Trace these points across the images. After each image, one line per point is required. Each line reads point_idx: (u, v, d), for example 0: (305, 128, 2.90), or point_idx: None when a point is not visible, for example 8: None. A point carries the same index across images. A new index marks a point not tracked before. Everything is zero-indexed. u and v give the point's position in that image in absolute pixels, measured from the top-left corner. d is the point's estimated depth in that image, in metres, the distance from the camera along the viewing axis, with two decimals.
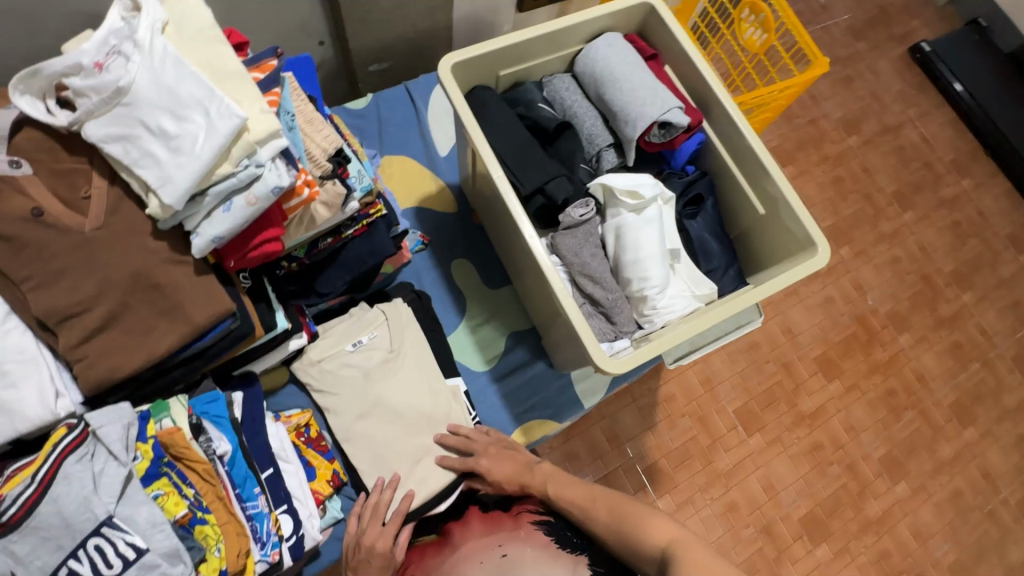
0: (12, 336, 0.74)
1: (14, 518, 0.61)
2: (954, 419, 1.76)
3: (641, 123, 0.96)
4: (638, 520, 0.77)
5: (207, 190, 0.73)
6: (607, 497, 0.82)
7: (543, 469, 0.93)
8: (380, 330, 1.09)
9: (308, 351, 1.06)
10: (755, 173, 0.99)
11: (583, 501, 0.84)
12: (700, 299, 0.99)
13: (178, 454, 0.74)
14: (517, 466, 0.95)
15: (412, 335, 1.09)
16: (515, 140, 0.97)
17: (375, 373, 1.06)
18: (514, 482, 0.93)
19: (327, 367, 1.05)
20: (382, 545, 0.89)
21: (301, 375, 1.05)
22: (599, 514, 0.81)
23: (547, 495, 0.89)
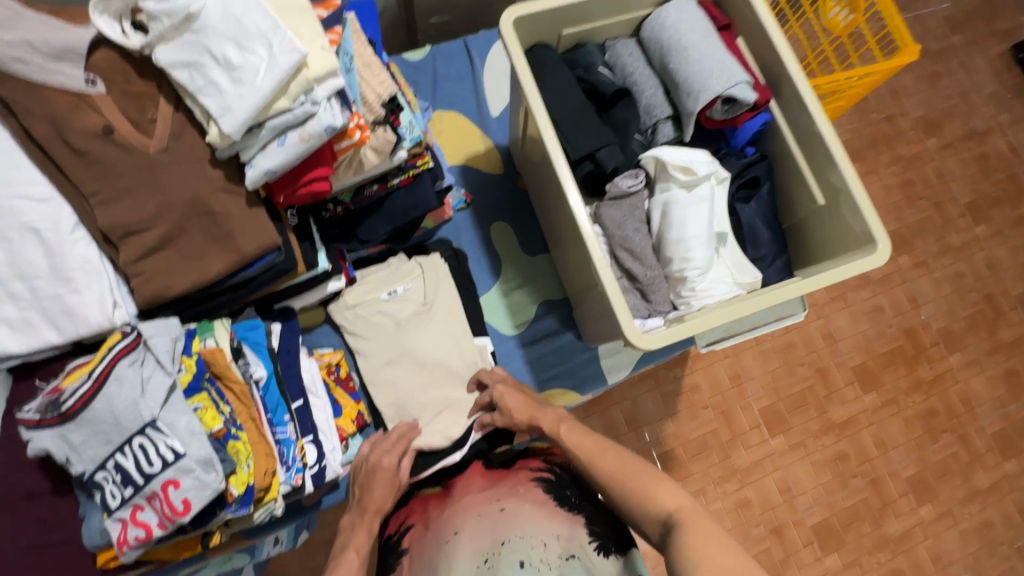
0: (79, 246, 0.79)
1: (71, 409, 0.67)
2: (997, 449, 1.66)
3: (704, 97, 0.91)
4: (644, 485, 0.73)
5: (264, 122, 0.74)
6: (617, 450, 0.79)
7: (554, 411, 0.91)
8: (415, 282, 1.11)
9: (345, 295, 1.09)
10: (820, 160, 0.93)
11: (591, 449, 0.81)
12: (742, 287, 0.96)
13: (218, 373, 0.79)
14: (523, 401, 0.95)
15: (446, 290, 1.11)
16: (570, 102, 0.94)
17: (407, 322, 1.08)
18: (521, 415, 0.94)
19: (361, 312, 1.08)
20: (387, 463, 0.92)
21: (337, 317, 1.08)
22: (604, 463, 0.78)
23: (558, 433, 0.87)
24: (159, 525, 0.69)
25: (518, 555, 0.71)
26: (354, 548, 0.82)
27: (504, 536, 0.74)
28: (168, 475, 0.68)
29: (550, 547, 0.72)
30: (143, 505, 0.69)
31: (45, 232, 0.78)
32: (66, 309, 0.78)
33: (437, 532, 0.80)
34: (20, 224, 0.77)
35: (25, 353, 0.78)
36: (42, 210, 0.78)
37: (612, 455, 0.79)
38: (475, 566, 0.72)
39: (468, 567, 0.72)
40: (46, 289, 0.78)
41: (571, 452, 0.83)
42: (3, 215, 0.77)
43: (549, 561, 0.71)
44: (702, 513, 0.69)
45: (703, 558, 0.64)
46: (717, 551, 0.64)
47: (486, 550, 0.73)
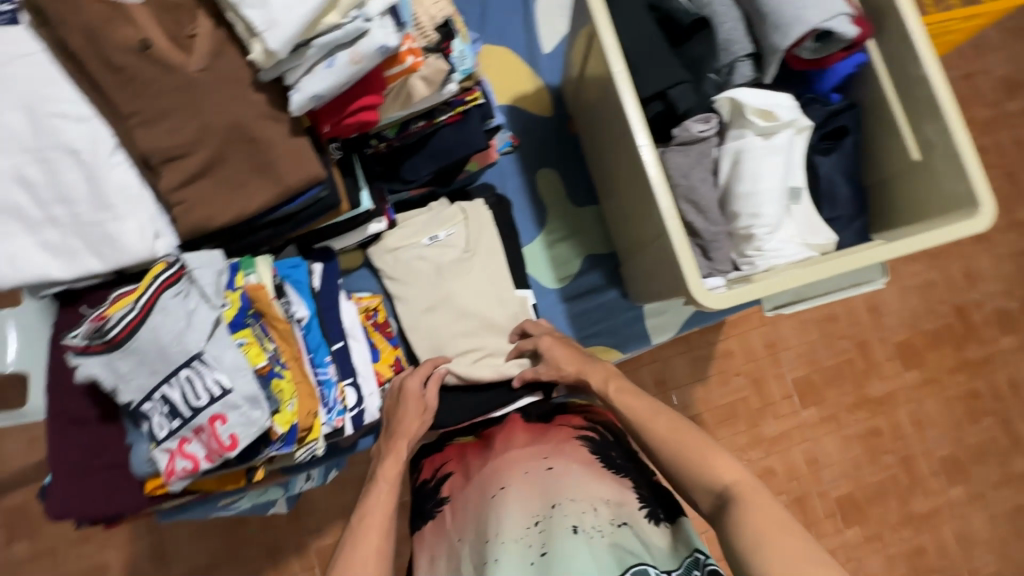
0: (118, 171, 0.76)
1: (117, 337, 0.65)
2: None
3: (796, 31, 0.80)
4: (699, 454, 0.68)
5: (311, 41, 0.68)
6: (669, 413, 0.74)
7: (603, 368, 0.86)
8: (457, 228, 1.05)
9: (386, 238, 1.05)
10: (921, 110, 0.83)
11: (641, 412, 0.76)
12: (814, 249, 0.88)
13: (262, 309, 0.76)
14: (569, 354, 0.91)
15: (490, 237, 1.05)
16: (641, 34, 0.85)
17: (448, 270, 1.04)
18: (567, 367, 0.90)
19: (402, 257, 1.04)
20: (412, 387, 0.90)
21: (377, 262, 1.05)
22: (655, 428, 0.73)
23: (607, 391, 0.82)
24: (206, 458, 0.68)
25: (569, 519, 0.67)
26: (383, 476, 0.78)
27: (554, 498, 0.71)
28: (215, 410, 0.67)
29: (602, 512, 0.68)
30: (190, 437, 0.67)
31: (82, 153, 0.74)
32: (109, 237, 0.76)
33: (482, 485, 0.78)
34: (59, 144, 0.74)
35: (68, 280, 0.77)
36: (80, 130, 0.74)
37: (664, 417, 0.74)
38: (526, 526, 0.70)
39: (517, 527, 0.70)
40: (88, 215, 0.75)
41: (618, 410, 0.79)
42: (42, 134, 0.74)
43: (600, 526, 0.67)
44: (764, 491, 0.63)
45: (770, 540, 0.58)
46: (783, 531, 0.59)
47: (537, 512, 0.71)
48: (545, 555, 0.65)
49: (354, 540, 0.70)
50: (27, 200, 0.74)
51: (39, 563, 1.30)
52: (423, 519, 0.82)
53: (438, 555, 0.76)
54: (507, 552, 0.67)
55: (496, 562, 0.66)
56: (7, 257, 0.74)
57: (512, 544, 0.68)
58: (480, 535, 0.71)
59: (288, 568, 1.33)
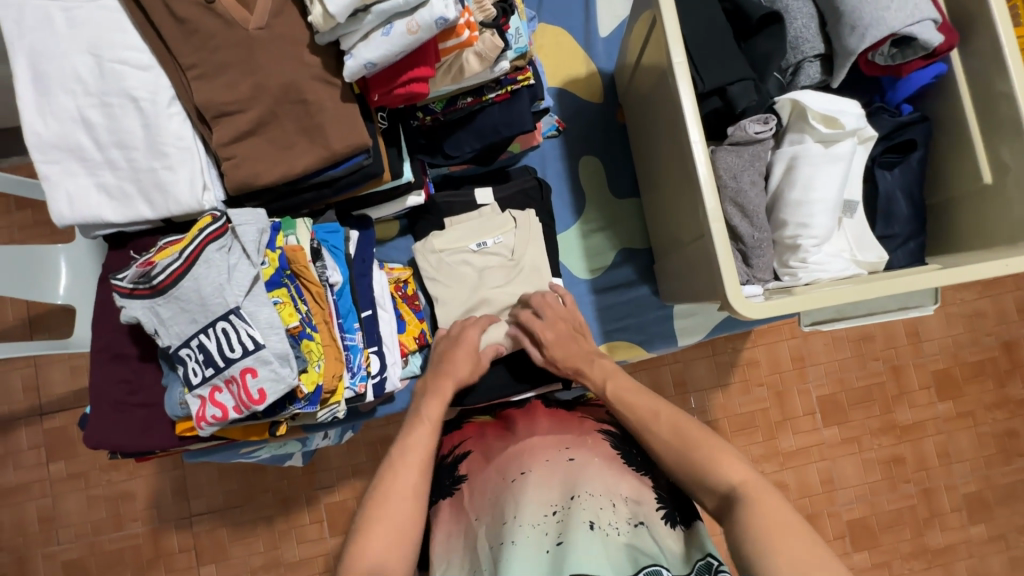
0: (174, 122, 0.78)
1: (162, 284, 0.68)
2: None
3: (874, 34, 0.75)
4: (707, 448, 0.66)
5: (370, 7, 0.68)
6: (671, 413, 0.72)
7: (601, 364, 0.86)
8: (505, 236, 1.04)
9: (432, 238, 1.03)
10: (998, 130, 0.77)
11: (642, 414, 0.74)
12: (862, 267, 0.84)
13: (298, 271, 0.78)
14: (575, 350, 0.90)
15: (537, 247, 1.04)
16: (706, 25, 0.82)
17: (492, 275, 1.03)
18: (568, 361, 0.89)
19: (446, 259, 1.02)
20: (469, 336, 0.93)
21: (420, 260, 1.03)
22: (657, 429, 0.71)
23: (603, 392, 0.82)
24: (235, 409, 0.70)
25: (587, 514, 0.67)
26: (427, 415, 0.79)
27: (574, 490, 0.70)
28: (247, 363, 0.68)
29: (619, 509, 0.69)
30: (221, 387, 0.70)
31: (143, 101, 0.77)
32: (159, 185, 0.78)
33: (503, 467, 0.79)
34: (120, 89, 0.76)
35: (120, 223, 0.80)
36: (142, 78, 0.77)
37: (666, 420, 0.72)
38: (544, 514, 0.69)
39: (535, 514, 0.69)
40: (142, 162, 0.78)
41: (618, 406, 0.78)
42: (105, 78, 0.76)
43: (617, 524, 0.67)
44: (773, 492, 0.61)
45: (776, 543, 0.57)
46: (792, 534, 0.57)
47: (555, 502, 0.70)
48: (560, 544, 0.64)
49: (392, 471, 0.71)
50: (87, 141, 0.77)
51: (73, 483, 1.39)
52: (441, 495, 0.82)
53: (454, 533, 0.76)
54: (524, 536, 0.66)
55: (513, 543, 0.65)
56: (68, 196, 0.78)
57: (529, 530, 0.67)
58: (497, 517, 0.71)
59: (298, 518, 1.39)
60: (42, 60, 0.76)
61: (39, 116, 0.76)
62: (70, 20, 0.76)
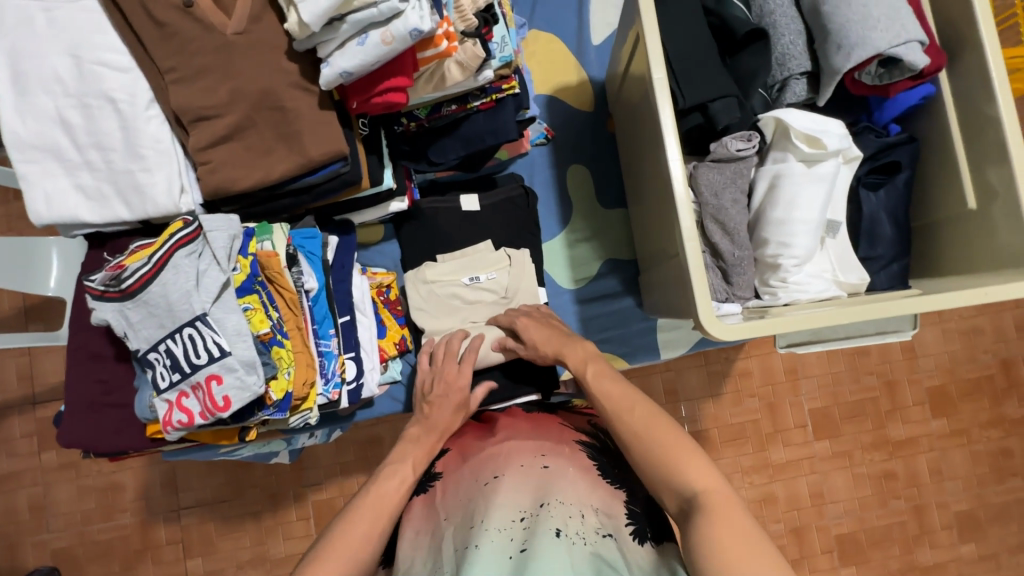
0: (152, 124, 0.78)
1: (131, 288, 0.68)
2: None
3: (860, 53, 0.74)
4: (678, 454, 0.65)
5: (345, 16, 0.67)
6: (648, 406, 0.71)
7: (581, 347, 0.84)
8: (499, 273, 1.03)
9: (425, 269, 1.03)
10: (985, 152, 0.76)
11: (619, 402, 0.73)
12: (842, 288, 0.83)
13: (271, 277, 0.78)
14: (551, 334, 0.89)
15: (528, 288, 1.03)
16: (690, 37, 0.80)
17: (480, 311, 1.02)
18: (547, 348, 0.88)
19: (436, 291, 1.02)
20: (455, 378, 0.90)
21: (410, 291, 1.03)
22: (631, 419, 0.70)
23: (584, 374, 0.79)
24: (201, 415, 0.70)
25: (554, 521, 0.66)
26: (410, 460, 0.80)
27: (544, 497, 0.70)
28: (213, 370, 0.68)
29: (588, 520, 0.68)
30: (188, 392, 0.69)
31: (121, 103, 0.77)
32: (137, 187, 0.78)
33: (475, 471, 0.78)
34: (100, 91, 0.76)
35: (98, 224, 0.80)
36: (121, 80, 0.76)
37: (641, 413, 0.71)
38: (512, 519, 0.68)
39: (503, 518, 0.68)
40: (120, 163, 0.78)
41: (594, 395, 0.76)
42: (84, 80, 0.76)
43: (585, 533, 0.66)
44: (734, 505, 0.59)
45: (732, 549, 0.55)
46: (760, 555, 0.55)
47: (525, 508, 0.70)
48: (524, 550, 0.63)
49: (358, 515, 0.70)
50: (67, 142, 0.78)
51: (63, 473, 1.40)
52: (414, 491, 0.81)
53: (421, 531, 0.74)
54: (489, 541, 0.65)
55: (476, 547, 0.64)
56: (46, 196, 0.78)
57: (495, 534, 0.66)
58: (466, 519, 0.70)
59: (285, 514, 1.39)
60: (22, 60, 0.76)
61: (19, 116, 0.77)
62: (52, 21, 0.76)
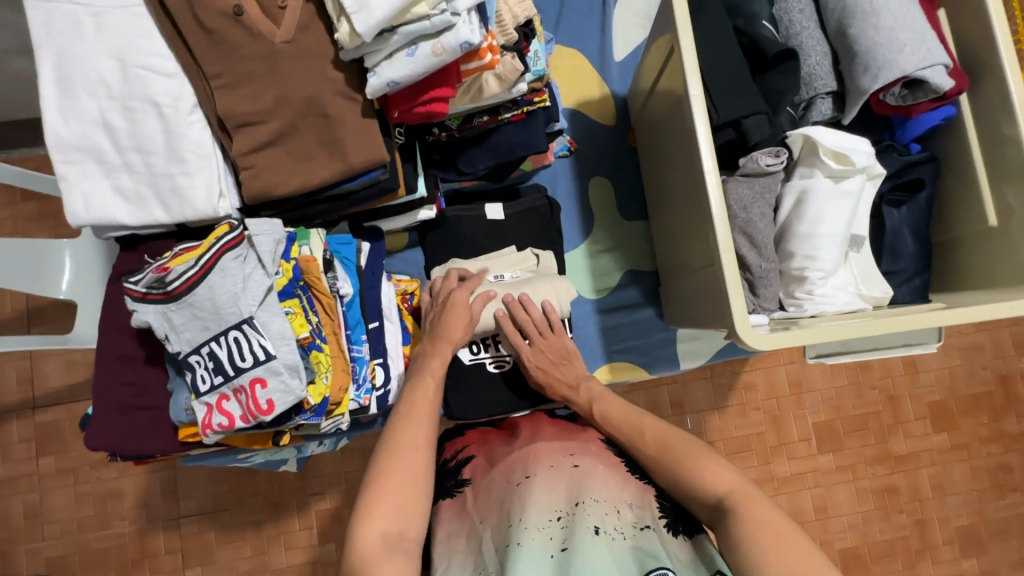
0: (194, 129, 0.78)
1: (176, 291, 0.68)
2: None
3: (887, 75, 0.77)
4: (693, 459, 0.68)
5: (397, 28, 0.69)
6: (657, 432, 0.74)
7: (588, 387, 0.87)
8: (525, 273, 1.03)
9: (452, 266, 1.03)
10: (1006, 173, 0.79)
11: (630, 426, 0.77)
12: (866, 301, 0.85)
13: (310, 283, 0.79)
14: (561, 375, 0.91)
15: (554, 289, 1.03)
16: (723, 57, 0.83)
17: None
18: (553, 390, 0.91)
19: None
20: (460, 298, 0.89)
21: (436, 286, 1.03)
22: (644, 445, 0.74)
23: (592, 414, 0.83)
24: (241, 418, 0.70)
25: (592, 519, 0.67)
26: (429, 369, 0.82)
27: (579, 496, 0.70)
28: (257, 373, 0.69)
29: (624, 515, 0.68)
30: (229, 395, 0.70)
31: (165, 107, 0.77)
32: (176, 190, 0.79)
33: (507, 472, 0.78)
34: (143, 95, 0.77)
35: (134, 226, 0.80)
36: (166, 84, 0.77)
37: (652, 438, 0.74)
38: (549, 518, 0.69)
39: (541, 517, 0.69)
40: (160, 166, 0.79)
41: (609, 429, 0.80)
42: (129, 83, 0.77)
43: (623, 529, 0.67)
44: (760, 500, 0.62)
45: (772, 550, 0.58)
46: (795, 550, 0.57)
47: (560, 508, 0.70)
48: (565, 550, 0.64)
49: (401, 429, 0.72)
50: (108, 144, 0.78)
51: (63, 479, 1.37)
52: (442, 496, 0.82)
53: (455, 532, 0.75)
54: (530, 538, 0.66)
55: (518, 545, 0.66)
56: (84, 197, 0.78)
57: (534, 533, 0.67)
58: (504, 519, 0.71)
59: (288, 524, 1.37)
60: (68, 63, 0.77)
61: (62, 118, 0.77)
62: (98, 25, 0.77)
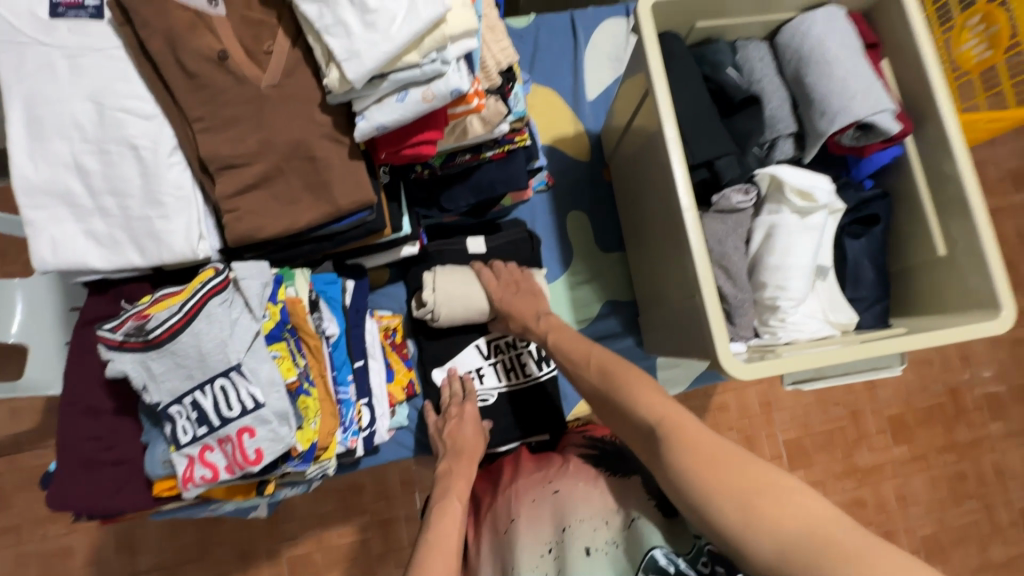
0: (174, 171, 0.77)
1: (158, 338, 0.66)
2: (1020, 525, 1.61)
3: (842, 119, 0.84)
4: (631, 388, 0.71)
5: (387, 75, 0.71)
6: (601, 357, 0.79)
7: (547, 318, 0.92)
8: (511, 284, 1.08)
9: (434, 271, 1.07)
10: (949, 206, 0.86)
11: (578, 356, 0.82)
12: (834, 327, 0.91)
13: (297, 325, 0.77)
14: (524, 306, 0.96)
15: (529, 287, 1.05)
16: (694, 100, 0.88)
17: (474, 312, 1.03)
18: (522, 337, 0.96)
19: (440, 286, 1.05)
20: (469, 410, 0.97)
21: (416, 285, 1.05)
22: (591, 375, 0.79)
23: (547, 341, 0.89)
24: (226, 469, 0.68)
25: (581, 541, 0.69)
26: (456, 492, 0.80)
27: (563, 521, 0.72)
28: (245, 423, 0.67)
29: (612, 523, 0.70)
30: (213, 446, 0.68)
31: (143, 149, 0.76)
32: (153, 233, 0.76)
33: (496, 517, 0.81)
34: (120, 137, 0.75)
35: (105, 270, 0.77)
36: (145, 127, 0.76)
37: (596, 363, 0.79)
38: (541, 553, 0.72)
39: (532, 556, 0.72)
40: (136, 209, 0.76)
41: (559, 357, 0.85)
42: (105, 125, 0.75)
43: (614, 539, 0.69)
44: (690, 422, 0.64)
45: (710, 472, 0.58)
46: (727, 463, 0.58)
47: (549, 538, 0.73)
48: None
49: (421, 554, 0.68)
50: (80, 187, 0.76)
51: (5, 539, 1.26)
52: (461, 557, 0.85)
53: None
54: None
55: None
56: (51, 241, 0.75)
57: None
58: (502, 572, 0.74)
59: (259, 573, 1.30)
60: (38, 105, 0.74)
61: (30, 161, 0.74)
62: (73, 68, 0.76)
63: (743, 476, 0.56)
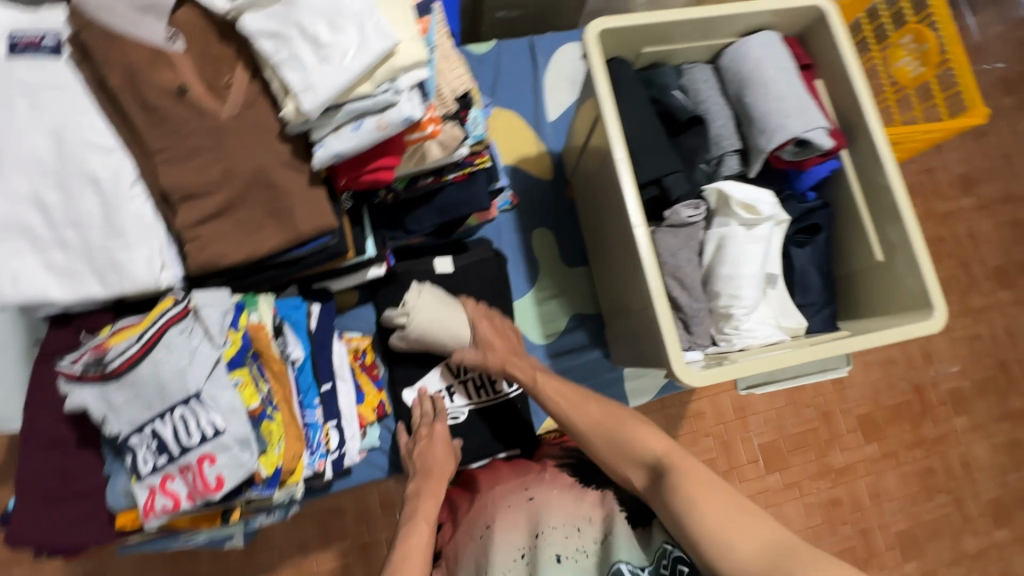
0: (135, 202, 0.78)
1: (117, 369, 0.67)
2: (990, 516, 1.66)
3: (780, 136, 0.89)
4: (632, 426, 0.77)
5: (341, 105, 0.74)
6: (600, 395, 0.85)
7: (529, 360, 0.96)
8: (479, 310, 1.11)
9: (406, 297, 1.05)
10: (884, 215, 0.92)
11: (572, 399, 0.85)
12: (785, 332, 0.95)
13: (260, 350, 0.78)
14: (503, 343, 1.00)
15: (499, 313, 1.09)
16: (642, 121, 0.93)
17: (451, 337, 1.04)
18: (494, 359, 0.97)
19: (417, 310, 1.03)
20: (440, 430, 0.98)
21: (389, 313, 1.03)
22: (590, 410, 0.83)
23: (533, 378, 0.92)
24: (188, 497, 0.68)
25: (553, 547, 0.70)
26: (423, 515, 0.81)
27: (538, 527, 0.73)
28: (206, 450, 0.67)
29: (585, 531, 0.73)
30: (174, 474, 0.68)
31: (104, 182, 0.77)
32: (115, 264, 0.77)
33: (471, 525, 0.81)
34: (80, 171, 0.76)
35: (67, 303, 0.77)
36: (105, 159, 0.77)
37: (594, 398, 0.85)
38: (514, 558, 0.73)
39: (503, 560, 0.72)
40: (97, 240, 0.77)
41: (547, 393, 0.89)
42: (65, 159, 0.76)
43: (585, 547, 0.71)
44: (688, 457, 0.70)
45: (702, 500, 0.65)
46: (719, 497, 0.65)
47: (523, 544, 0.74)
48: None
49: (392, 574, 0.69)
50: (40, 221, 0.76)
51: None
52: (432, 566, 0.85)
53: None
54: None
55: None
56: (10, 275, 0.75)
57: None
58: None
59: None
60: None
61: None
62: (33, 104, 0.77)
63: (729, 511, 0.63)
